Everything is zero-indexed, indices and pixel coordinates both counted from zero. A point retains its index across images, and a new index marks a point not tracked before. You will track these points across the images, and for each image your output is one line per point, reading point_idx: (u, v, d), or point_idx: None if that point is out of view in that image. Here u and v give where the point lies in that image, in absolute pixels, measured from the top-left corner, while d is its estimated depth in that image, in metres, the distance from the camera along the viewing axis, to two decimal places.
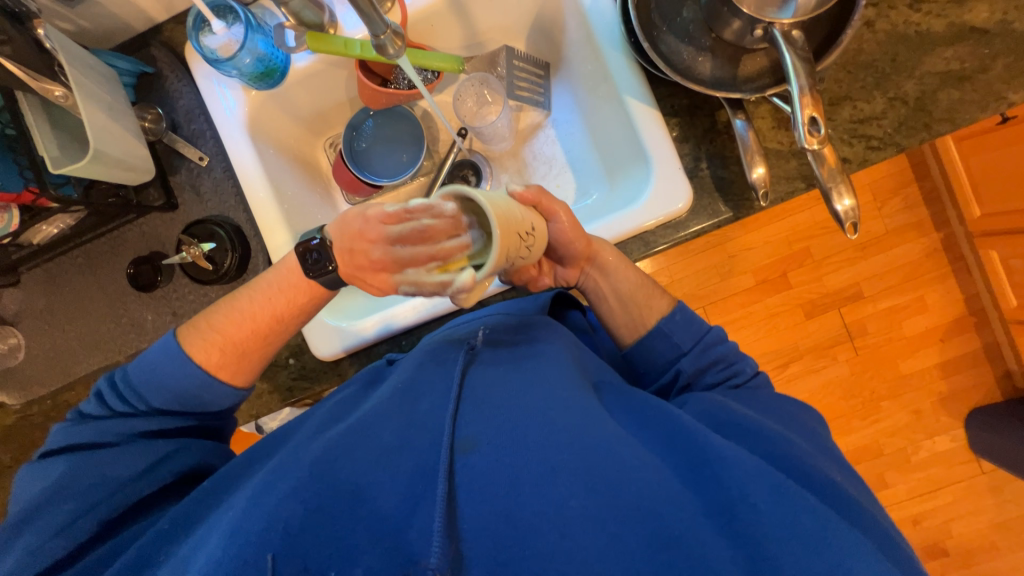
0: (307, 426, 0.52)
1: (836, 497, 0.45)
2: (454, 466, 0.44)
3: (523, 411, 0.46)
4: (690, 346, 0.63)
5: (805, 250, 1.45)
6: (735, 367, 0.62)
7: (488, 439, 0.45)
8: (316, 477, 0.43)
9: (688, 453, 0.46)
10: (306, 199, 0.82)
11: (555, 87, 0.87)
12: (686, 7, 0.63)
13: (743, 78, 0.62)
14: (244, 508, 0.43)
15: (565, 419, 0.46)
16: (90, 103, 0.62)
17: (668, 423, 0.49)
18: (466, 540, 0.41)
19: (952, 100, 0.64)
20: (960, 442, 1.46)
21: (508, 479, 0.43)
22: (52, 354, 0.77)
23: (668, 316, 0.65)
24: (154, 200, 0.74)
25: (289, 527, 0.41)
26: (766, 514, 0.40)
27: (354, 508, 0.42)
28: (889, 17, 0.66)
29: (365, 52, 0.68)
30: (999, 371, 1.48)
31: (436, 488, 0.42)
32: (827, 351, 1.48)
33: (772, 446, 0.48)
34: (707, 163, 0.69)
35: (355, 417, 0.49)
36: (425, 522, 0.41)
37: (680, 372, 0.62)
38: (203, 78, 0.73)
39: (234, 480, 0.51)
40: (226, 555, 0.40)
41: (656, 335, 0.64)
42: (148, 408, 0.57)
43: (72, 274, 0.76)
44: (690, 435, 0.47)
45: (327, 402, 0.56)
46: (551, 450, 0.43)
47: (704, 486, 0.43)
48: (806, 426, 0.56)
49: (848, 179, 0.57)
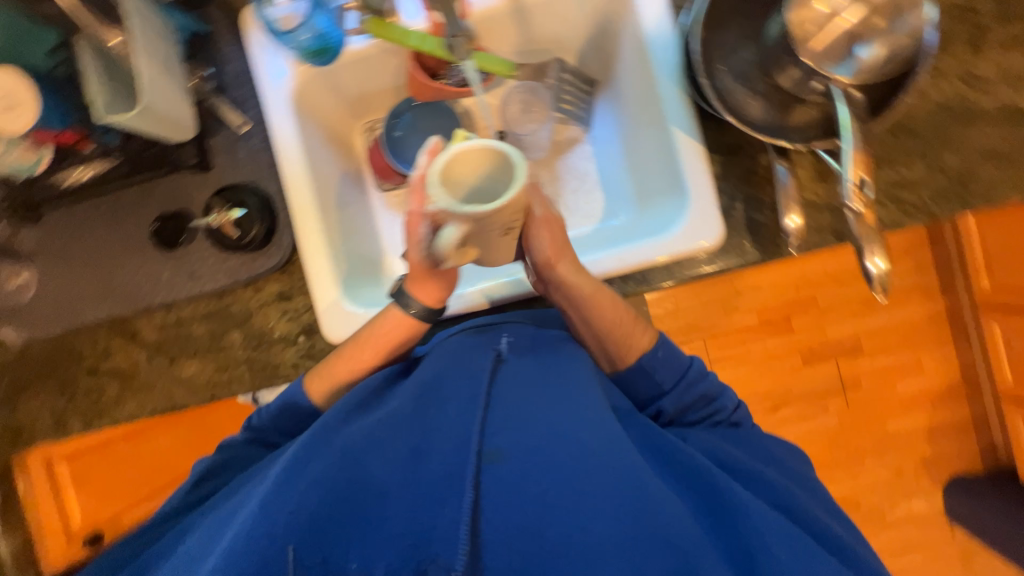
0: (336, 408, 0.54)
1: (838, 541, 0.47)
2: (480, 476, 0.44)
3: (551, 428, 0.46)
4: (672, 386, 0.61)
5: (811, 297, 1.46)
6: (713, 405, 0.61)
7: (517, 451, 0.45)
8: (345, 468, 0.44)
9: (704, 494, 0.46)
10: (336, 179, 0.81)
11: (598, 104, 0.88)
12: (745, 49, 0.64)
13: (791, 127, 0.63)
14: (270, 491, 0.44)
15: (595, 441, 0.45)
16: (148, 57, 0.63)
17: (687, 462, 0.49)
18: (489, 552, 0.42)
19: (991, 178, 0.66)
20: (936, 507, 1.48)
21: (532, 495, 0.43)
22: (62, 296, 0.77)
23: (651, 352, 0.62)
24: (187, 158, 0.74)
25: (312, 517, 0.42)
26: (784, 562, 0.42)
27: (379, 506, 0.43)
28: (942, 89, 0.67)
29: (422, 44, 0.67)
30: (982, 442, 1.51)
31: (462, 499, 0.43)
32: (819, 399, 1.49)
33: (777, 494, 0.49)
34: (742, 205, 0.70)
35: (384, 414, 0.49)
36: (450, 526, 0.42)
37: (662, 411, 0.61)
38: (255, 45, 0.73)
39: (265, 470, 0.53)
40: (253, 539, 0.41)
41: (638, 373, 0.62)
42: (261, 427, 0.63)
43: (93, 220, 0.76)
44: (708, 474, 0.47)
45: (359, 387, 0.57)
46: (578, 472, 0.43)
47: (721, 527, 0.44)
48: (793, 467, 0.58)
49: (883, 240, 0.56)
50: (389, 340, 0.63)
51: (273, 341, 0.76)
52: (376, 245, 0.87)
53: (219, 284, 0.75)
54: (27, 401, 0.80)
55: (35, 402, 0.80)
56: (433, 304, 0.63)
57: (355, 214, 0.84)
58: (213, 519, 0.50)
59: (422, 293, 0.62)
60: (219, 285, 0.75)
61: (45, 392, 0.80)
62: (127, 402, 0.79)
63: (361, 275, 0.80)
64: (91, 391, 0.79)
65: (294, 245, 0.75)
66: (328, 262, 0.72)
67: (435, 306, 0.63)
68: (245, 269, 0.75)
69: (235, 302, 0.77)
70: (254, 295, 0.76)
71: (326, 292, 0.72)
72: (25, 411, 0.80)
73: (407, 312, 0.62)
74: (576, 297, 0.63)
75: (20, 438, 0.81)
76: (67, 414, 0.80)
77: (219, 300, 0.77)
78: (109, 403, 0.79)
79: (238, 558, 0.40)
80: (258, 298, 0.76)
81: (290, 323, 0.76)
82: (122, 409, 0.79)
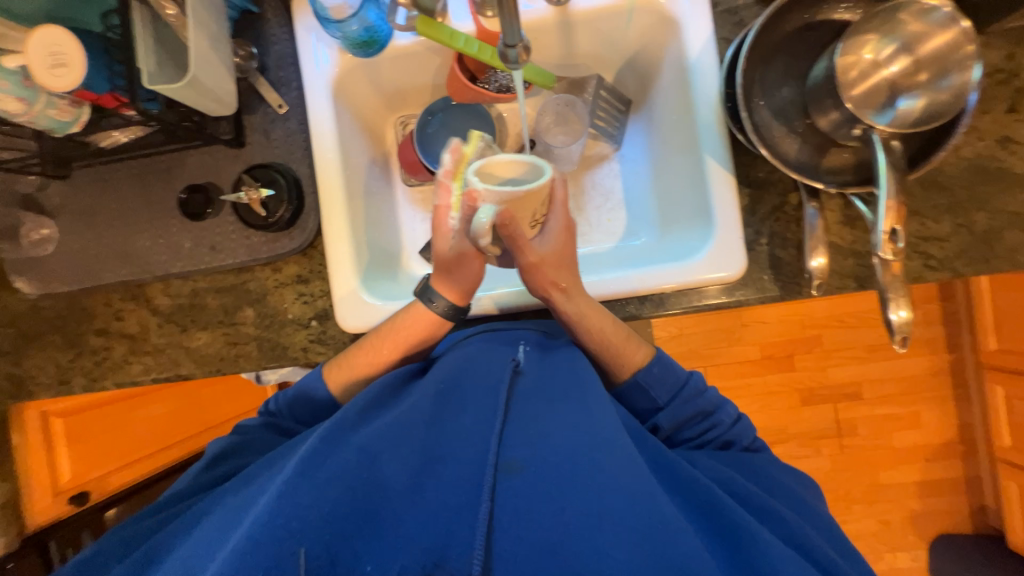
0: (352, 406, 0.54)
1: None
2: (498, 486, 0.45)
3: (568, 444, 0.47)
4: (667, 402, 0.62)
5: (815, 338, 1.46)
6: (712, 418, 0.62)
7: (534, 466, 0.46)
8: (363, 468, 0.44)
9: (719, 526, 0.46)
10: (366, 169, 0.82)
11: (631, 125, 0.89)
12: (787, 87, 0.65)
13: (825, 169, 0.63)
14: (283, 488, 0.42)
15: (614, 461, 0.45)
16: (199, 31, 0.64)
17: (699, 491, 0.49)
18: (501, 562, 0.42)
19: (1017, 241, 0.66)
20: (920, 562, 1.47)
21: (549, 509, 0.43)
22: (81, 255, 0.77)
23: (646, 368, 0.63)
24: (222, 133, 0.74)
25: (328, 516, 0.41)
26: None
27: (397, 508, 0.44)
28: (975, 147, 0.67)
29: (467, 47, 0.68)
30: (974, 503, 1.49)
31: (480, 506, 0.44)
32: (813, 441, 1.48)
33: (789, 529, 0.48)
34: (767, 240, 0.70)
35: (403, 415, 0.50)
36: (467, 536, 0.43)
37: (658, 427, 0.62)
38: (303, 30, 0.74)
39: (278, 461, 0.53)
40: (266, 536, 0.39)
41: (633, 388, 0.63)
42: (279, 411, 0.68)
43: (122, 183, 0.76)
44: (719, 504, 0.47)
45: (376, 384, 0.58)
46: (595, 491, 0.43)
47: (736, 562, 0.43)
48: (806, 500, 0.57)
49: (908, 291, 0.57)
50: (410, 339, 0.66)
51: (285, 323, 0.76)
52: (397, 238, 0.87)
53: (238, 259, 0.75)
54: (33, 354, 0.80)
55: (40, 356, 0.80)
56: (457, 301, 0.65)
57: (381, 206, 0.84)
58: (226, 508, 0.49)
59: (446, 289, 0.65)
60: (239, 261, 0.75)
61: (52, 347, 0.80)
62: (132, 366, 0.79)
63: (379, 267, 0.80)
64: (98, 350, 0.79)
65: (317, 230, 0.76)
66: (351, 250, 0.73)
67: (459, 305, 0.66)
68: (266, 248, 0.74)
69: (252, 280, 0.77)
70: (272, 275, 0.77)
71: (346, 280, 0.72)
72: (30, 364, 0.80)
73: (430, 306, 0.65)
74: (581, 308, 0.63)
75: (21, 390, 0.81)
76: (71, 371, 0.80)
77: (237, 276, 0.77)
78: (114, 365, 0.79)
79: (249, 551, 0.38)
80: (275, 278, 0.77)
81: (303, 306, 0.76)
82: (126, 373, 0.79)
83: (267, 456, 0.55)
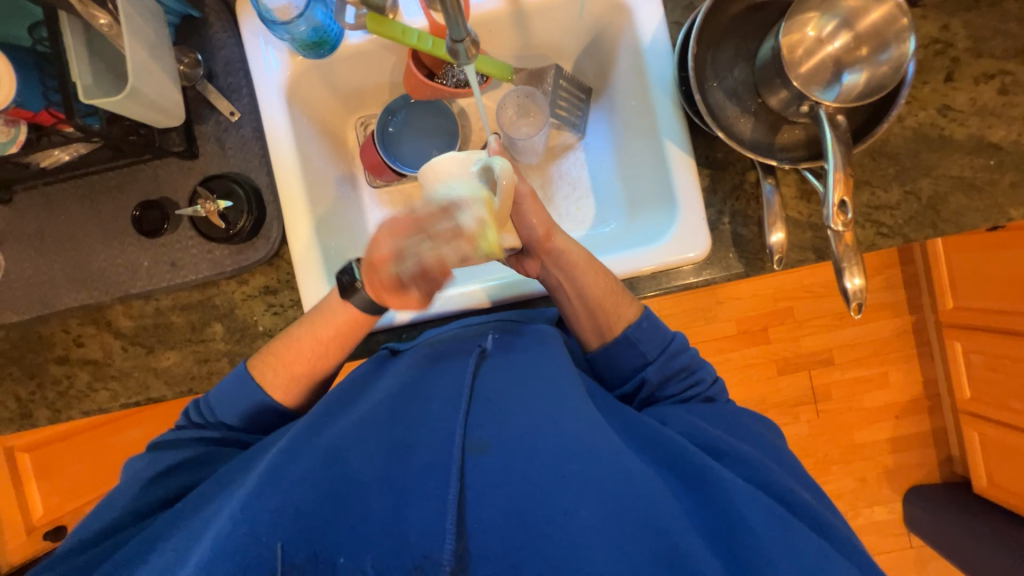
0: (319, 407, 0.55)
1: (824, 523, 0.47)
2: (466, 465, 0.46)
3: (535, 420, 0.49)
4: (656, 356, 0.63)
5: (787, 309, 1.51)
6: (695, 377, 0.63)
7: (501, 442, 0.47)
8: (328, 467, 0.46)
9: (690, 478, 0.48)
10: (328, 173, 0.80)
11: (593, 112, 0.89)
12: (738, 68, 0.66)
13: (779, 146, 0.65)
14: (252, 491, 0.44)
15: (577, 429, 0.48)
16: (135, 39, 0.61)
17: (667, 443, 0.51)
18: (474, 540, 0.42)
19: (960, 205, 0.69)
20: (896, 514, 1.55)
21: (518, 482, 0.45)
22: (32, 281, 0.73)
23: (636, 325, 0.64)
24: (173, 145, 0.72)
25: (296, 515, 0.42)
26: (773, 557, 0.41)
27: (367, 500, 0.44)
28: (918, 116, 0.70)
29: (421, 43, 0.67)
30: (942, 454, 1.58)
31: (448, 486, 0.44)
32: (791, 408, 1.54)
33: (757, 474, 0.50)
34: (729, 219, 0.72)
35: (369, 412, 0.51)
36: (435, 518, 0.43)
37: (645, 382, 0.62)
38: (249, 33, 0.72)
39: (249, 467, 0.53)
40: (234, 535, 0.41)
41: (622, 345, 0.63)
42: (215, 422, 0.63)
43: (70, 203, 0.73)
44: (690, 457, 0.49)
45: (342, 382, 0.59)
46: (562, 461, 0.45)
47: (708, 514, 0.45)
48: (785, 454, 0.58)
49: (862, 260, 0.59)
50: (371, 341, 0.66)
51: (256, 335, 0.75)
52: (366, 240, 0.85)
53: (201, 274, 0.73)
54: None
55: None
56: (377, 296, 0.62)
57: (346, 209, 0.83)
58: (196, 525, 0.48)
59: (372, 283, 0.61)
60: (202, 276, 0.73)
61: (12, 379, 0.77)
62: (98, 393, 0.76)
63: None
64: (60, 379, 0.76)
65: (282, 238, 0.74)
66: (318, 258, 0.72)
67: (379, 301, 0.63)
68: (229, 260, 0.72)
69: (218, 295, 0.75)
70: (238, 288, 0.75)
71: (314, 288, 0.71)
72: None
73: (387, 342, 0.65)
74: (570, 267, 0.66)
75: None
76: (33, 404, 0.76)
77: (202, 291, 0.75)
78: (79, 394, 0.76)
79: (215, 560, 0.40)
80: (242, 291, 0.75)
81: (274, 318, 0.75)
82: (93, 400, 0.76)
83: (226, 470, 0.55)
